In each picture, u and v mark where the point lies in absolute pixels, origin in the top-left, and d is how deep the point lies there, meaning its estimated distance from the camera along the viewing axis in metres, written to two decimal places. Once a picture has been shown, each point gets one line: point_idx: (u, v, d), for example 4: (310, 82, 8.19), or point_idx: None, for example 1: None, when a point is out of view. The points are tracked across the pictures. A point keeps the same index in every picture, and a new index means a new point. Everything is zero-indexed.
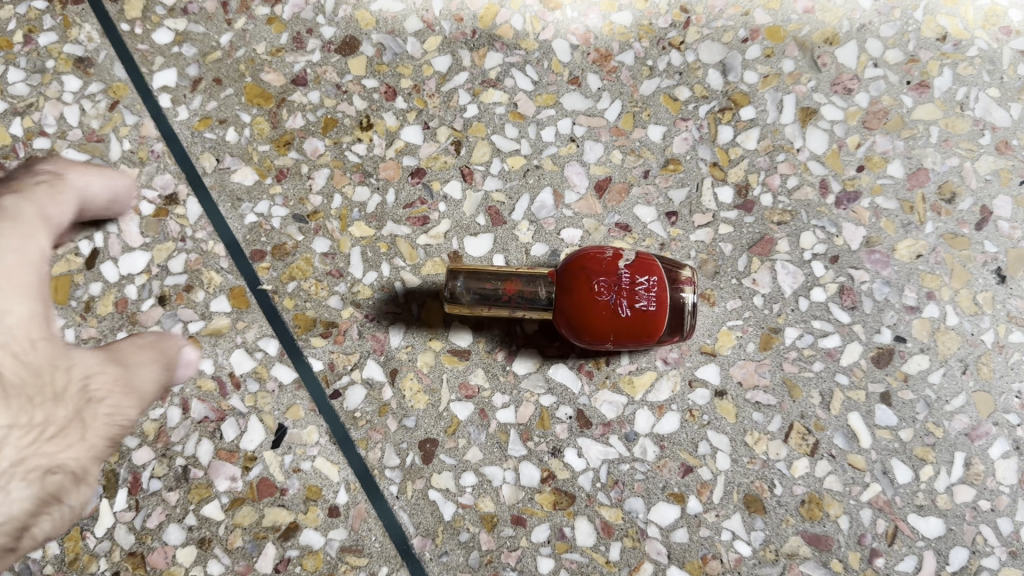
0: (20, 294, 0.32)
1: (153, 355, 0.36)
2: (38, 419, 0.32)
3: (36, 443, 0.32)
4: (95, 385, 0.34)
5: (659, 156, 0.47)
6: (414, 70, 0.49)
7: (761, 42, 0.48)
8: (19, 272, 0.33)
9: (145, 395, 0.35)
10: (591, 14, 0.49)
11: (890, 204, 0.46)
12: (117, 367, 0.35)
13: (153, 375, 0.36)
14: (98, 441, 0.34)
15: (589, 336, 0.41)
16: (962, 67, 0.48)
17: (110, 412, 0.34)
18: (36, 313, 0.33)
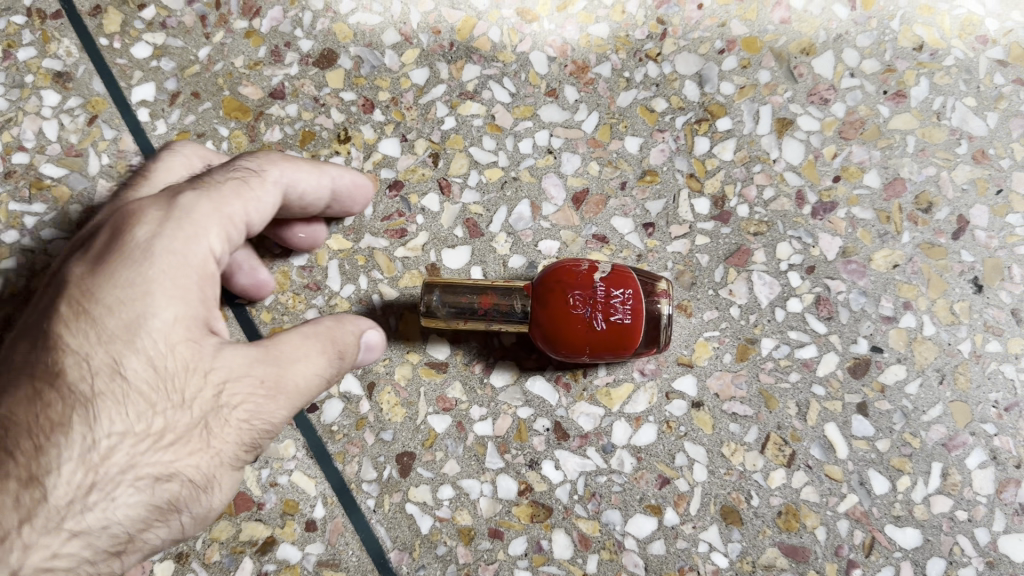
0: (164, 296, 0.34)
1: (331, 357, 0.36)
2: (161, 426, 0.33)
3: (151, 451, 0.33)
4: (230, 392, 0.34)
5: (636, 168, 0.47)
6: (392, 83, 0.49)
7: (737, 53, 0.48)
8: (171, 277, 0.34)
9: (297, 399, 0.35)
10: (568, 26, 0.49)
11: (867, 214, 0.46)
12: (269, 368, 0.35)
13: (317, 369, 0.36)
14: (225, 449, 0.34)
15: (564, 349, 0.40)
16: (939, 76, 0.48)
17: (240, 419, 0.34)
18: (181, 317, 0.34)
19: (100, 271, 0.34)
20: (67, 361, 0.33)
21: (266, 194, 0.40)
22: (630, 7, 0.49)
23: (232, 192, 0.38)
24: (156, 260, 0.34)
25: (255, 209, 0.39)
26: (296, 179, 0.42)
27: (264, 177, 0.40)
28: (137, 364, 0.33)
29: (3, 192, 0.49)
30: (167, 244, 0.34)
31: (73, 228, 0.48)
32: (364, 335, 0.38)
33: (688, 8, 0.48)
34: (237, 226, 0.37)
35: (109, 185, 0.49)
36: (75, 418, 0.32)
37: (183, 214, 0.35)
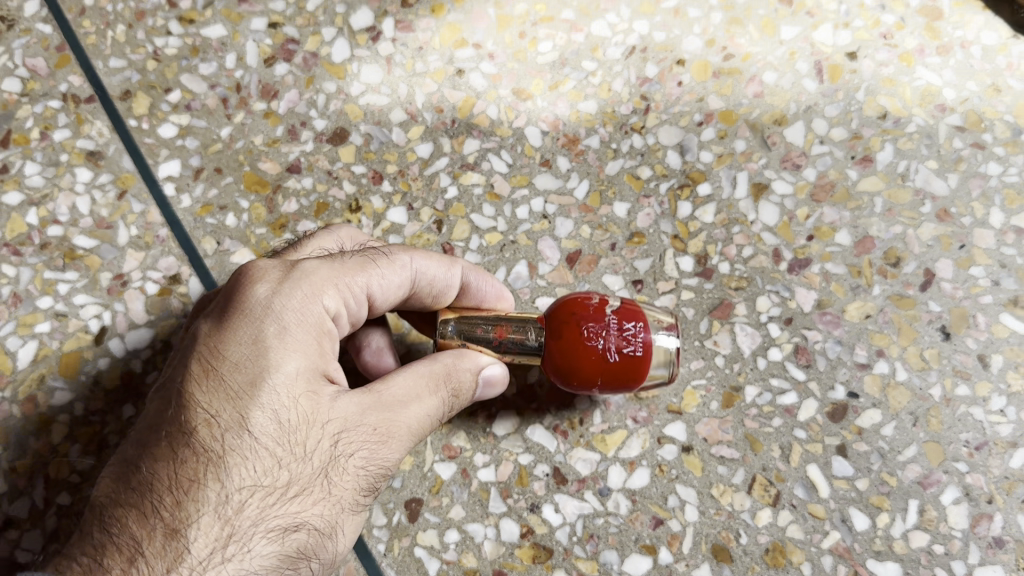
0: (285, 351, 0.36)
1: (440, 399, 0.39)
2: (288, 476, 0.36)
3: (278, 503, 0.36)
4: (349, 440, 0.37)
5: (625, 230, 0.51)
6: (399, 157, 0.53)
7: (715, 125, 0.52)
8: (296, 334, 0.37)
9: (408, 441, 0.39)
10: (559, 103, 0.54)
11: (839, 270, 0.49)
12: (385, 415, 0.38)
13: (425, 412, 0.39)
14: (344, 496, 0.37)
15: (576, 381, 0.42)
16: (903, 142, 0.52)
17: (359, 464, 0.37)
18: (302, 371, 0.37)
19: (224, 331, 0.37)
20: (199, 419, 0.35)
21: (397, 273, 0.42)
22: (615, 85, 0.54)
23: (354, 261, 0.41)
24: (276, 318, 0.37)
25: (384, 284, 0.41)
26: (425, 269, 0.43)
27: (392, 259, 0.42)
28: (264, 418, 0.36)
29: (38, 262, 0.53)
30: (290, 305, 0.37)
31: (103, 294, 0.52)
32: (487, 377, 0.41)
33: (669, 86, 0.53)
34: (358, 291, 0.40)
35: (136, 255, 0.53)
36: (211, 472, 0.35)
37: (298, 275, 0.38)
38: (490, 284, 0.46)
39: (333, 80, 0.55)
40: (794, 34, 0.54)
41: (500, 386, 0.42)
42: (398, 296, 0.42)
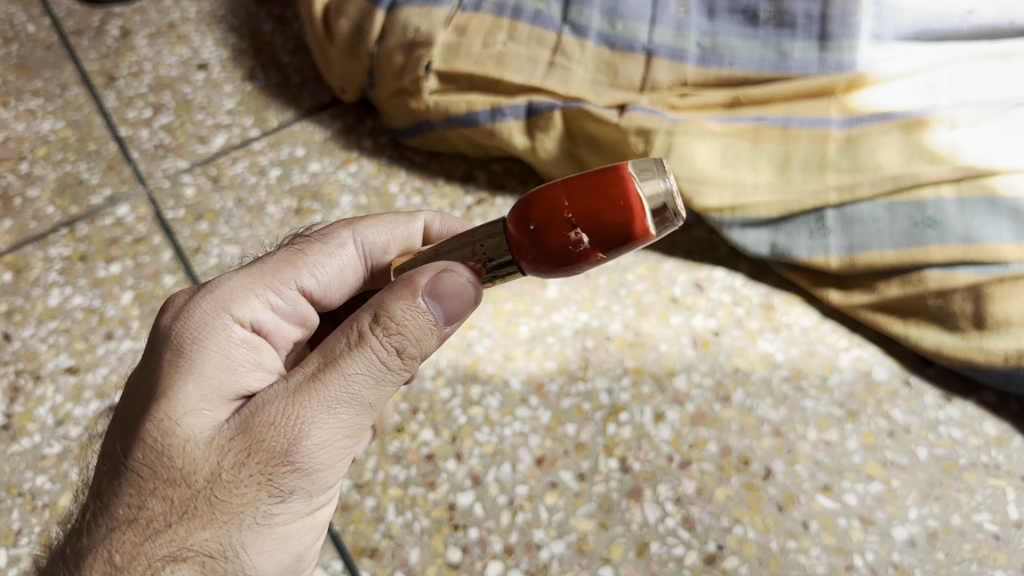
0: (170, 385, 0.55)
1: (329, 382, 0.54)
2: (169, 499, 0.52)
3: (159, 521, 0.52)
4: (225, 456, 0.53)
5: (573, 442, 0.80)
6: (428, 398, 0.83)
7: (631, 375, 0.84)
8: (188, 366, 0.56)
9: (290, 438, 0.53)
10: (532, 363, 0.85)
11: (710, 467, 0.77)
12: (265, 422, 0.53)
13: (307, 400, 0.53)
14: (226, 498, 0.52)
15: (542, 209, 0.50)
16: (749, 387, 0.82)
17: (233, 477, 0.52)
18: (182, 399, 0.54)
19: (132, 391, 0.56)
20: (108, 470, 0.54)
21: (335, 251, 0.67)
22: (567, 352, 0.86)
23: (285, 262, 0.64)
24: (171, 356, 0.56)
25: (320, 270, 0.66)
26: (364, 233, 0.68)
27: (326, 241, 0.67)
28: (148, 450, 0.53)
29: None
30: (188, 330, 0.57)
31: None
32: (436, 296, 0.54)
33: (600, 353, 0.85)
34: (287, 284, 0.63)
35: None
36: (113, 508, 0.53)
37: (206, 298, 0.59)
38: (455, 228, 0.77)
39: None
40: (679, 321, 0.87)
41: (463, 293, 0.54)
42: (339, 268, 0.67)
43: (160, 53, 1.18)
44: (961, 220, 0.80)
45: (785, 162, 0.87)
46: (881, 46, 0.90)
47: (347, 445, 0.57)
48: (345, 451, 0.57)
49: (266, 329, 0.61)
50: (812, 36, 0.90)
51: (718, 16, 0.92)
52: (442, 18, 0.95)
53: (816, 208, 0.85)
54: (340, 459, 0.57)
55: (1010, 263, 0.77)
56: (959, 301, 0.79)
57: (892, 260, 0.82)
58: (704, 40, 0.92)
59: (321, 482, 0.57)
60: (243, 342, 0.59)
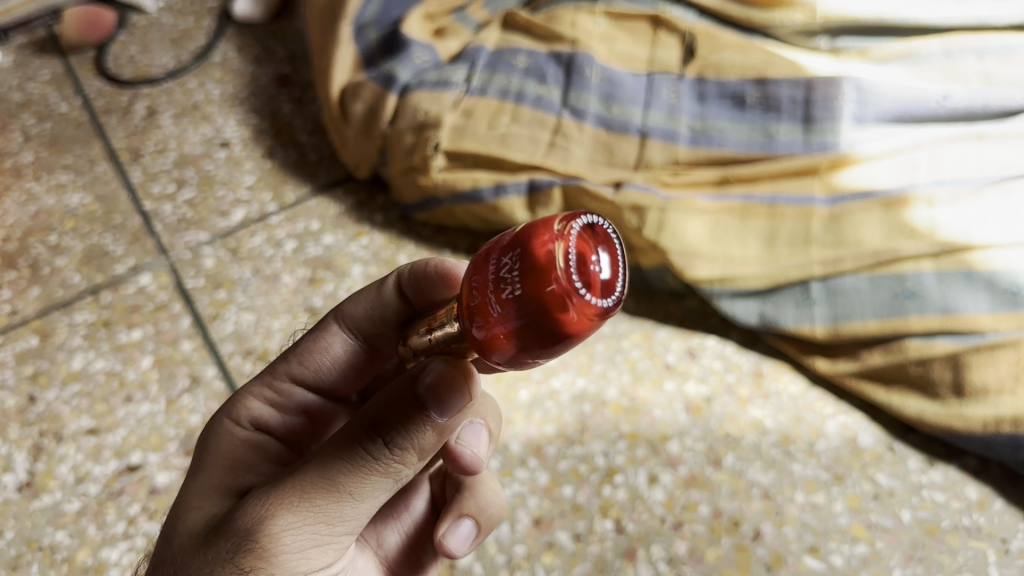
0: (183, 485, 0.65)
1: (306, 469, 0.56)
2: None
3: None
4: (202, 539, 0.57)
5: (570, 503, 0.83)
6: None
7: (626, 439, 0.88)
8: (198, 469, 0.66)
9: (253, 520, 0.55)
10: (531, 427, 0.89)
11: (702, 528, 0.81)
12: (240, 507, 0.57)
13: (284, 486, 0.56)
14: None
15: (487, 331, 0.45)
16: (739, 452, 0.86)
17: (202, 557, 0.56)
18: (187, 493, 0.63)
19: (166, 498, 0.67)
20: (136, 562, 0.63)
21: (323, 339, 0.73)
22: (565, 416, 0.90)
23: (280, 362, 0.73)
24: (191, 464, 0.68)
25: (308, 359, 0.73)
26: (345, 313, 0.73)
27: (316, 329, 0.74)
28: (157, 540, 0.61)
29: None
30: (203, 439, 0.70)
31: None
32: (430, 389, 0.55)
33: (597, 418, 0.90)
34: (282, 383, 0.73)
35: None
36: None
37: (219, 413, 0.71)
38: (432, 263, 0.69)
39: None
40: (672, 387, 0.92)
41: (457, 382, 0.54)
42: (327, 348, 0.73)
43: (185, 131, 1.25)
44: (940, 292, 0.84)
45: (772, 236, 0.92)
46: (862, 128, 0.96)
47: (323, 536, 0.57)
48: (320, 541, 0.57)
49: (272, 427, 0.72)
50: (797, 119, 0.97)
51: (708, 102, 1.01)
52: (450, 101, 1.03)
53: (801, 280, 0.89)
54: (312, 550, 0.57)
55: (985, 332, 0.82)
56: (939, 369, 0.83)
57: (875, 329, 0.86)
58: (695, 122, 1.00)
59: (294, 574, 0.57)
60: (239, 440, 0.69)
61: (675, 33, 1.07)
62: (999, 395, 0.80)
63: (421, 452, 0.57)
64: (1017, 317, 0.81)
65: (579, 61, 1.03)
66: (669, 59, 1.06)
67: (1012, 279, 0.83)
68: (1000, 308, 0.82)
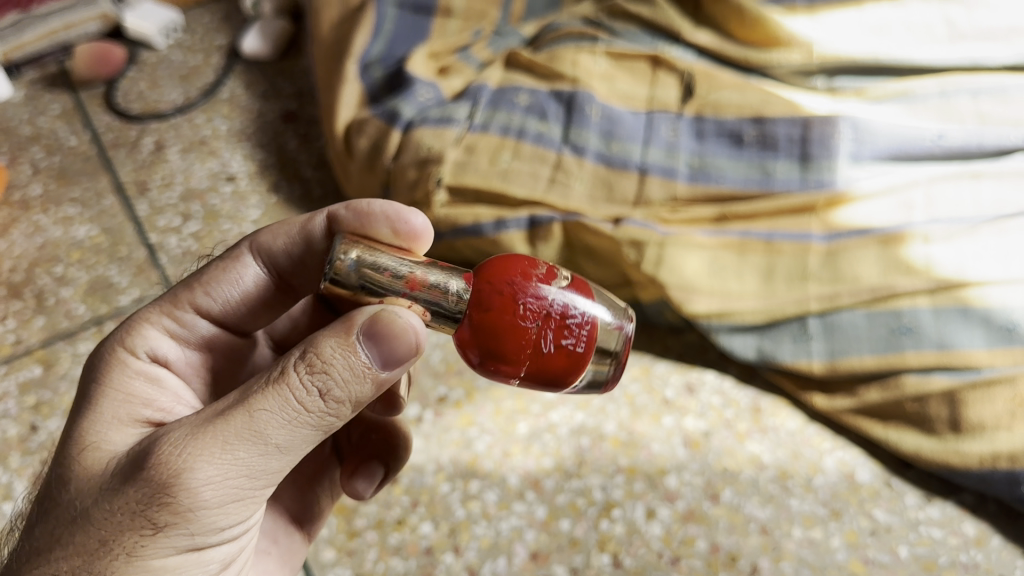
0: (82, 416, 0.64)
1: (230, 417, 0.56)
2: (66, 517, 0.58)
3: (56, 534, 0.58)
4: (111, 481, 0.57)
5: (567, 538, 0.84)
6: (428, 492, 0.88)
7: (624, 472, 0.88)
8: (98, 398, 0.65)
9: (169, 469, 0.55)
10: (529, 460, 0.90)
11: (699, 564, 0.82)
12: (155, 449, 0.56)
13: (204, 433, 0.56)
14: (108, 522, 0.56)
15: (507, 352, 0.59)
16: (737, 487, 0.87)
17: (114, 502, 0.56)
18: (90, 426, 0.62)
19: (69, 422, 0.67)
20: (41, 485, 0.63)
21: (234, 270, 0.74)
22: (563, 450, 0.90)
23: (184, 290, 0.72)
24: (88, 391, 0.66)
25: (214, 292, 0.73)
26: (261, 244, 0.74)
27: (225, 258, 0.74)
28: (59, 470, 0.61)
29: None
30: (100, 365, 0.68)
31: None
32: (370, 336, 0.57)
33: (595, 452, 0.90)
34: (184, 316, 0.73)
35: None
36: (33, 522, 0.61)
37: (118, 337, 0.70)
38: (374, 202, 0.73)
39: None
40: (671, 422, 0.92)
41: (403, 335, 0.57)
42: (236, 278, 0.74)
43: (192, 165, 1.27)
44: (935, 328, 0.85)
45: (770, 273, 0.93)
46: (859, 166, 0.97)
47: (245, 490, 0.58)
48: (241, 495, 0.58)
49: (170, 359, 0.71)
50: (794, 157, 0.98)
51: (706, 140, 1.02)
52: (453, 138, 1.05)
53: (798, 316, 0.90)
54: (231, 503, 0.58)
55: (981, 369, 0.83)
56: (935, 405, 0.83)
57: (872, 364, 0.86)
58: (693, 159, 1.02)
59: (212, 525, 0.58)
60: (136, 367, 0.68)
61: (674, 73, 1.09)
62: (995, 431, 0.80)
63: (355, 404, 0.59)
64: (1013, 353, 0.82)
65: (580, 99, 1.05)
66: (668, 98, 1.07)
67: (1008, 315, 0.84)
68: (996, 344, 0.83)
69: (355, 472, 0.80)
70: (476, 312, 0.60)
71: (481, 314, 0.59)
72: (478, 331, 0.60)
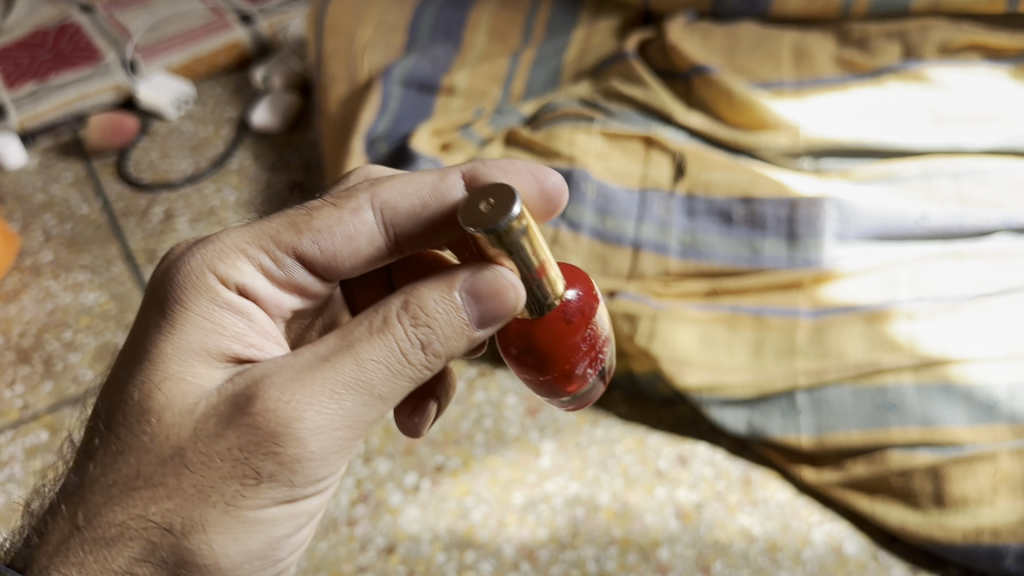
0: (163, 345, 0.64)
1: (339, 363, 0.60)
2: (158, 459, 0.60)
3: (147, 473, 0.60)
4: (211, 423, 0.60)
5: None
6: (423, 561, 0.90)
7: (618, 543, 0.91)
8: (175, 326, 0.65)
9: (281, 418, 0.59)
10: (524, 530, 0.92)
11: None
12: (263, 393, 0.60)
13: (313, 382, 0.60)
14: (211, 468, 0.60)
15: (546, 368, 0.67)
16: (728, 559, 0.89)
17: (220, 445, 0.59)
18: (177, 360, 0.64)
19: (127, 346, 0.67)
20: (109, 410, 0.64)
21: (350, 216, 0.69)
22: (557, 520, 0.93)
23: (289, 228, 0.68)
24: (159, 317, 0.66)
25: (325, 241, 0.69)
26: (386, 199, 0.70)
27: (343, 205, 0.70)
28: (144, 403, 0.62)
29: None
30: (168, 289, 0.67)
31: None
32: (472, 292, 0.61)
33: (589, 523, 0.92)
34: (285, 253, 0.69)
35: None
36: (110, 451, 0.62)
37: (189, 260, 0.68)
38: (516, 164, 0.75)
39: (389, 515, 0.94)
40: (664, 493, 0.95)
41: (505, 297, 0.61)
42: (350, 231, 0.69)
43: (199, 234, 1.30)
44: (919, 404, 0.88)
45: (759, 347, 0.97)
46: (844, 245, 1.01)
47: (344, 443, 0.63)
48: (341, 447, 0.63)
49: (261, 295, 0.70)
50: (781, 236, 1.02)
51: (697, 217, 1.06)
52: None
53: (787, 390, 0.93)
54: (332, 454, 0.63)
55: (964, 445, 0.85)
56: (920, 480, 0.86)
57: (858, 440, 0.89)
58: (684, 237, 1.05)
59: (310, 477, 0.63)
60: (211, 300, 0.67)
61: (666, 152, 1.13)
62: (978, 506, 0.83)
63: (447, 359, 0.64)
64: (993, 430, 0.85)
65: (577, 176, 1.09)
66: (661, 176, 1.11)
67: (989, 391, 0.87)
68: (977, 421, 0.86)
69: (415, 409, 0.83)
70: (543, 328, 0.66)
71: (544, 335, 0.66)
72: (533, 345, 0.66)
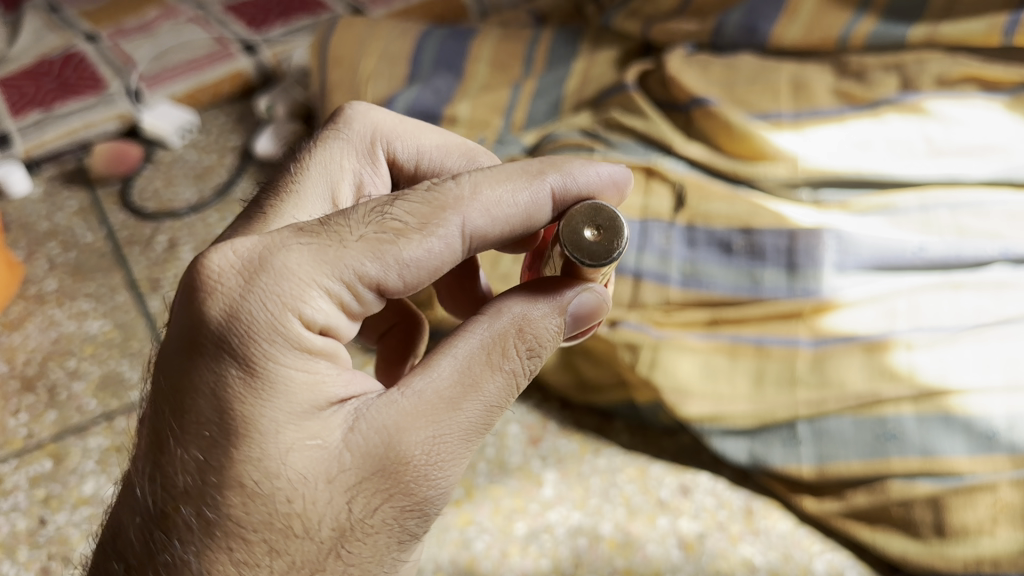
0: (268, 419, 0.56)
1: (475, 413, 0.62)
2: (311, 545, 0.57)
3: (301, 561, 0.57)
4: (361, 498, 0.58)
5: None
6: None
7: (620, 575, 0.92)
8: (273, 390, 0.56)
9: (433, 482, 0.60)
10: (527, 560, 0.93)
11: None
12: (412, 462, 0.59)
13: (456, 440, 0.61)
14: (367, 542, 0.59)
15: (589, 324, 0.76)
16: None
17: (375, 517, 0.59)
18: (293, 434, 0.56)
19: (212, 421, 0.56)
20: (219, 502, 0.55)
21: (437, 242, 0.62)
22: (560, 550, 0.94)
23: (375, 253, 0.60)
24: (247, 381, 0.56)
25: (413, 270, 0.61)
26: (474, 221, 0.64)
27: (429, 228, 0.62)
28: (274, 491, 0.56)
29: None
30: (253, 346, 0.56)
31: None
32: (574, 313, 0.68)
33: (592, 553, 0.93)
34: (370, 282, 0.60)
35: None
36: (240, 549, 0.56)
37: (272, 307, 0.57)
38: (597, 164, 0.72)
39: None
40: (666, 523, 0.96)
41: (595, 310, 0.70)
42: (443, 259, 0.63)
43: None
44: (919, 434, 0.88)
45: (760, 377, 0.98)
46: (843, 275, 1.01)
47: None
48: None
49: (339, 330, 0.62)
50: (781, 266, 1.02)
51: (698, 247, 1.07)
52: None
53: (788, 421, 0.94)
54: None
55: (964, 475, 0.86)
56: (920, 510, 0.86)
57: (859, 470, 0.90)
58: (685, 266, 1.06)
59: None
60: (307, 351, 0.58)
61: (666, 183, 1.13)
62: (978, 536, 0.84)
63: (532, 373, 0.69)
64: (993, 460, 0.86)
65: None
66: (661, 207, 1.12)
67: (988, 422, 0.88)
68: (977, 451, 0.87)
69: None
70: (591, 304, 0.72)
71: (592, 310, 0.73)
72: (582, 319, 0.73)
